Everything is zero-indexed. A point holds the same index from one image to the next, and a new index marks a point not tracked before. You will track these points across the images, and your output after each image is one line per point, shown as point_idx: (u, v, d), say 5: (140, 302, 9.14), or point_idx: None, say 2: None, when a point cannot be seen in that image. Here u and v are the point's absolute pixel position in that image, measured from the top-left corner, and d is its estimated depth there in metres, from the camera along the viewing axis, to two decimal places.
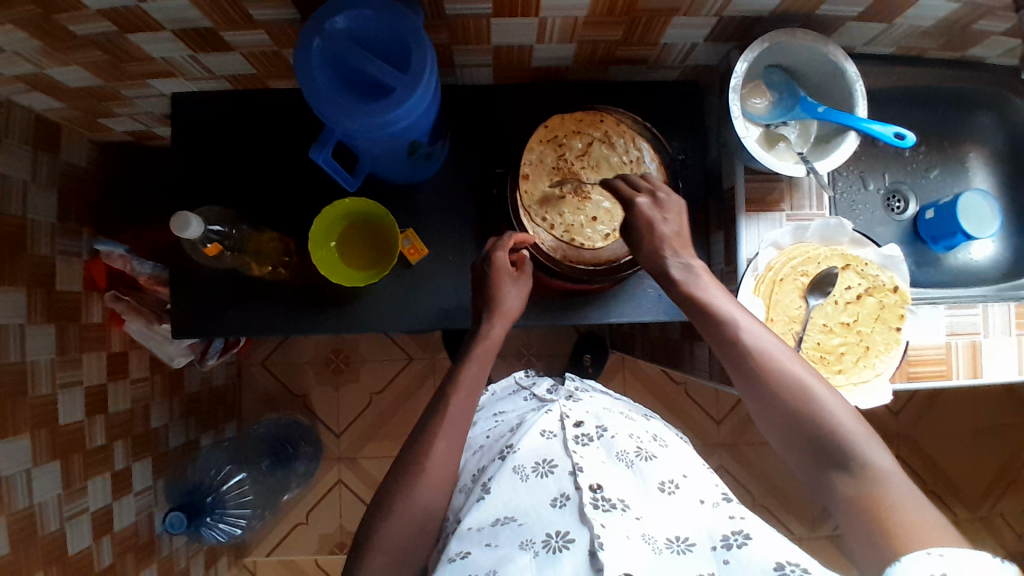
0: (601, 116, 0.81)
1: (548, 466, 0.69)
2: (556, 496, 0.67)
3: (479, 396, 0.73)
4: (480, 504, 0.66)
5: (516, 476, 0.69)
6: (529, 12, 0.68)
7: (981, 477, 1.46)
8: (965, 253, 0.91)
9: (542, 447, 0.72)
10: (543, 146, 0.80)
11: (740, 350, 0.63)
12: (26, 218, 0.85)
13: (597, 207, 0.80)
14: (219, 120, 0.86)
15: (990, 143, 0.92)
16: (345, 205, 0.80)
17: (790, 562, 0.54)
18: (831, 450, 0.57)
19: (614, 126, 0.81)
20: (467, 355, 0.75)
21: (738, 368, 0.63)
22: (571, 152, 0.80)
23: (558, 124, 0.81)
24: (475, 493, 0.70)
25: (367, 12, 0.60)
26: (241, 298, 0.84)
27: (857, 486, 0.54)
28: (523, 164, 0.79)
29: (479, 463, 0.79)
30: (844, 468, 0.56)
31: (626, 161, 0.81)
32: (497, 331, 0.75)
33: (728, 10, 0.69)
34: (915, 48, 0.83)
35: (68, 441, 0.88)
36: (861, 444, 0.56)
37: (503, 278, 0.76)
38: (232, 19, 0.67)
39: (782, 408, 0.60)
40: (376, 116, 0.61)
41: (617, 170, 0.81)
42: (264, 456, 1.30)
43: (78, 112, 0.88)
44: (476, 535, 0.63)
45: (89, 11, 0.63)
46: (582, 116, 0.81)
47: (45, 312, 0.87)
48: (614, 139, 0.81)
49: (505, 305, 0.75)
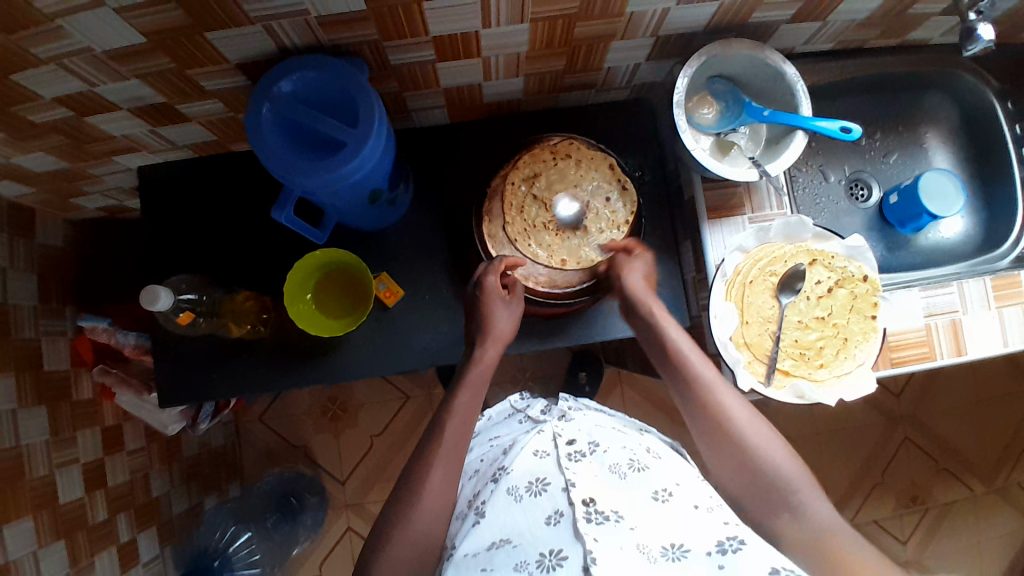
0: (510, 181, 0.81)
1: (542, 484, 0.70)
2: (551, 514, 0.66)
3: (473, 423, 0.74)
4: (475, 530, 0.68)
5: (511, 496, 0.70)
6: (471, 53, 0.70)
7: (993, 448, 1.44)
8: (934, 231, 0.92)
9: (535, 466, 0.73)
10: (533, 243, 0.80)
11: (696, 390, 0.70)
12: (7, 303, 0.85)
13: (600, 190, 0.81)
14: (187, 189, 0.88)
15: (944, 121, 0.93)
16: (316, 257, 0.82)
17: (785, 567, 0.54)
18: (779, 490, 0.64)
19: (522, 163, 0.81)
20: (458, 382, 0.76)
21: (694, 408, 0.70)
22: (540, 214, 0.80)
23: (512, 227, 0.80)
24: (470, 518, 0.71)
25: (310, 73, 0.62)
26: (226, 358, 0.85)
27: (803, 526, 0.61)
28: (552, 258, 0.80)
29: (473, 488, 0.79)
30: (790, 505, 0.63)
31: (557, 161, 0.81)
32: (488, 356, 0.77)
33: (663, 30, 0.71)
34: (855, 41, 0.85)
35: (70, 519, 0.88)
36: (804, 490, 0.63)
37: (494, 302, 0.79)
38: (186, 92, 0.69)
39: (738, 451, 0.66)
40: (328, 171, 0.63)
41: (564, 172, 0.81)
42: (269, 510, 1.31)
43: (50, 195, 0.89)
44: (471, 561, 0.64)
45: (45, 99, 0.65)
46: (509, 202, 0.80)
47: (34, 394, 0.87)
48: (534, 167, 0.81)
49: (490, 333, 0.78)
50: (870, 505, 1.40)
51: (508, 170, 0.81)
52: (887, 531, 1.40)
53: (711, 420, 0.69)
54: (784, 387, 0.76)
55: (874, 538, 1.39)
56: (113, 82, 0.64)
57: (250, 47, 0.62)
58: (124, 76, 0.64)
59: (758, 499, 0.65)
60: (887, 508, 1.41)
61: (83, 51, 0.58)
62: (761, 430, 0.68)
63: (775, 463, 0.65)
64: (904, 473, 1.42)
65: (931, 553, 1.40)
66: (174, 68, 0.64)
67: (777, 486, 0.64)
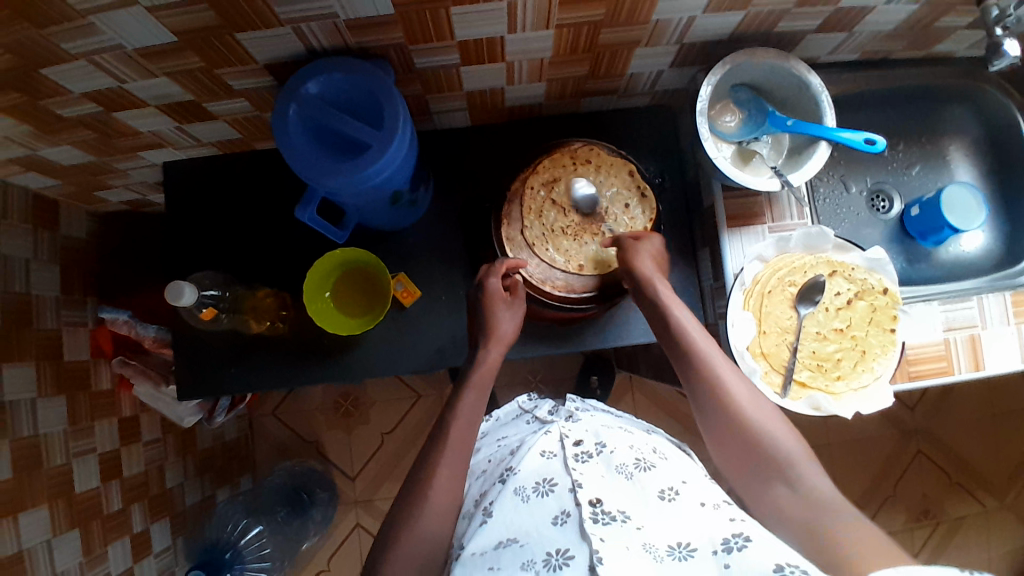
0: (527, 184, 0.81)
1: (549, 485, 0.69)
2: (557, 514, 0.66)
3: (478, 424, 0.73)
4: (483, 529, 0.67)
5: (517, 497, 0.69)
6: (495, 57, 0.70)
7: (1008, 465, 1.43)
8: (955, 245, 0.91)
9: (542, 466, 0.72)
10: (550, 249, 0.80)
11: (711, 386, 0.68)
12: (30, 294, 0.87)
13: (619, 196, 0.82)
14: (209, 184, 0.88)
15: (968, 135, 0.92)
16: (336, 256, 0.83)
17: (790, 563, 0.52)
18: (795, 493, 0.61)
19: (540, 167, 0.81)
20: (465, 382, 0.75)
21: (709, 403, 0.67)
22: (558, 221, 0.81)
23: (529, 233, 0.80)
24: (477, 517, 0.71)
25: (337, 75, 0.63)
26: (243, 354, 0.86)
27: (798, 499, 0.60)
28: (570, 265, 0.81)
29: (481, 488, 0.79)
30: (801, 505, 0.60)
31: (575, 167, 0.81)
32: (492, 359, 0.76)
33: (688, 37, 0.71)
34: (881, 52, 0.84)
35: (86, 509, 0.89)
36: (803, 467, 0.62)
37: (496, 304, 0.78)
38: (213, 91, 0.70)
39: (741, 434, 0.65)
40: (352, 174, 0.64)
41: (583, 178, 0.81)
42: (280, 505, 1.32)
43: (75, 188, 0.91)
44: (479, 560, 0.64)
45: (75, 94, 0.66)
46: (526, 207, 0.81)
47: (54, 384, 0.89)
48: (552, 171, 0.81)
49: (491, 336, 0.77)
50: (881, 518, 1.39)
51: (525, 174, 0.82)
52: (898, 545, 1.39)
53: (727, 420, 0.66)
54: (799, 399, 0.76)
55: None
56: (143, 79, 0.65)
57: (278, 47, 0.63)
58: (154, 74, 0.65)
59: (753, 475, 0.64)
60: (898, 522, 1.39)
61: (114, 48, 0.59)
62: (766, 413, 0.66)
63: (778, 446, 0.64)
64: (916, 486, 1.40)
65: None
66: (202, 67, 0.65)
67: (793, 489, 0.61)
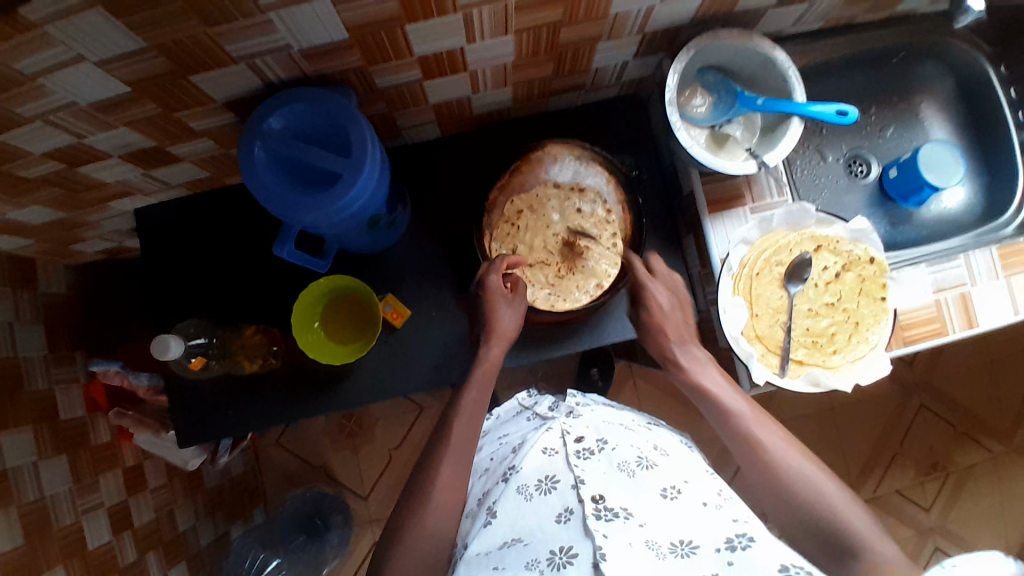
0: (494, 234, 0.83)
1: (551, 482, 0.69)
2: (560, 512, 0.65)
3: (480, 421, 0.73)
4: (486, 530, 0.67)
5: (520, 495, 0.69)
6: (457, 68, 0.69)
7: (1012, 408, 1.44)
8: (937, 203, 0.91)
9: (544, 464, 0.72)
10: (542, 286, 0.82)
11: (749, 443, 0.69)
12: (18, 356, 0.85)
13: (568, 212, 0.83)
14: (182, 227, 0.87)
15: (938, 91, 0.92)
16: (321, 286, 0.81)
17: (795, 564, 0.53)
18: (843, 541, 0.60)
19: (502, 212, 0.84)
20: (465, 381, 0.76)
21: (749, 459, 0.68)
22: (531, 256, 0.83)
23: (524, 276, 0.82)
24: (481, 517, 0.70)
25: (297, 106, 0.62)
26: (237, 392, 0.85)
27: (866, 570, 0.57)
28: (564, 289, 0.82)
29: (484, 487, 0.78)
30: (854, 554, 0.59)
31: (524, 205, 0.83)
32: (494, 355, 0.77)
33: (649, 26, 0.70)
34: (842, 19, 0.83)
35: (101, 564, 0.87)
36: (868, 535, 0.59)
37: (497, 300, 0.77)
38: (175, 134, 0.68)
39: (785, 486, 0.64)
40: (327, 206, 0.63)
41: (535, 209, 0.83)
42: (297, 532, 1.32)
43: (49, 245, 0.89)
44: (483, 559, 0.63)
45: (35, 155, 0.65)
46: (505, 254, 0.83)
47: (53, 445, 0.87)
48: (511, 217, 0.83)
49: (494, 333, 0.76)
50: (891, 475, 1.41)
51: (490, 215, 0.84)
52: (912, 500, 1.40)
53: (768, 474, 0.66)
54: (798, 376, 0.76)
55: (898, 507, 1.40)
56: (102, 132, 0.64)
57: (234, 85, 0.62)
58: (112, 125, 0.63)
59: (819, 545, 0.62)
60: (909, 476, 1.41)
61: (68, 105, 0.58)
62: (813, 469, 0.65)
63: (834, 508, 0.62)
64: (923, 440, 1.41)
65: (958, 517, 1.39)
66: (161, 113, 0.63)
67: (843, 538, 0.60)
